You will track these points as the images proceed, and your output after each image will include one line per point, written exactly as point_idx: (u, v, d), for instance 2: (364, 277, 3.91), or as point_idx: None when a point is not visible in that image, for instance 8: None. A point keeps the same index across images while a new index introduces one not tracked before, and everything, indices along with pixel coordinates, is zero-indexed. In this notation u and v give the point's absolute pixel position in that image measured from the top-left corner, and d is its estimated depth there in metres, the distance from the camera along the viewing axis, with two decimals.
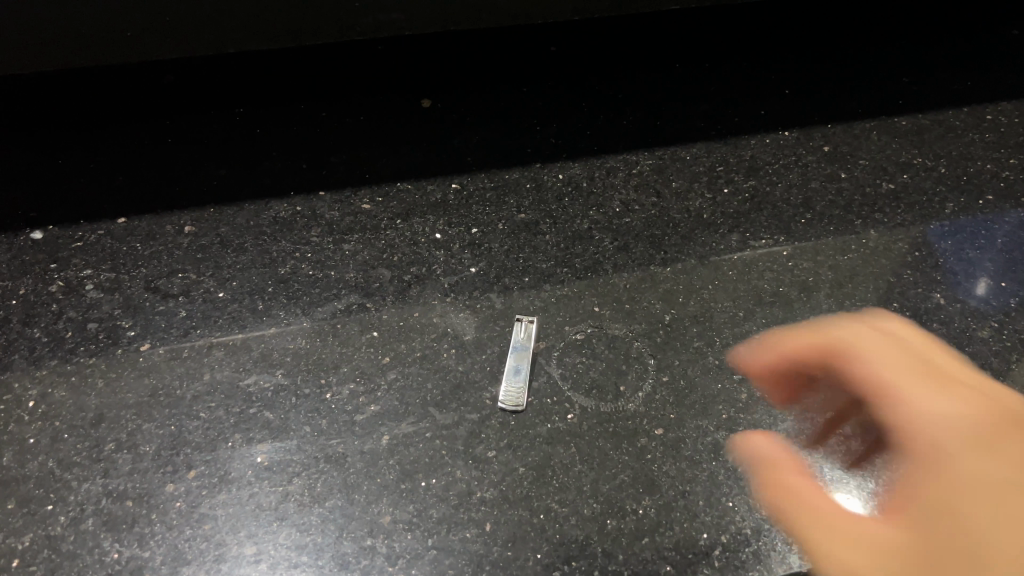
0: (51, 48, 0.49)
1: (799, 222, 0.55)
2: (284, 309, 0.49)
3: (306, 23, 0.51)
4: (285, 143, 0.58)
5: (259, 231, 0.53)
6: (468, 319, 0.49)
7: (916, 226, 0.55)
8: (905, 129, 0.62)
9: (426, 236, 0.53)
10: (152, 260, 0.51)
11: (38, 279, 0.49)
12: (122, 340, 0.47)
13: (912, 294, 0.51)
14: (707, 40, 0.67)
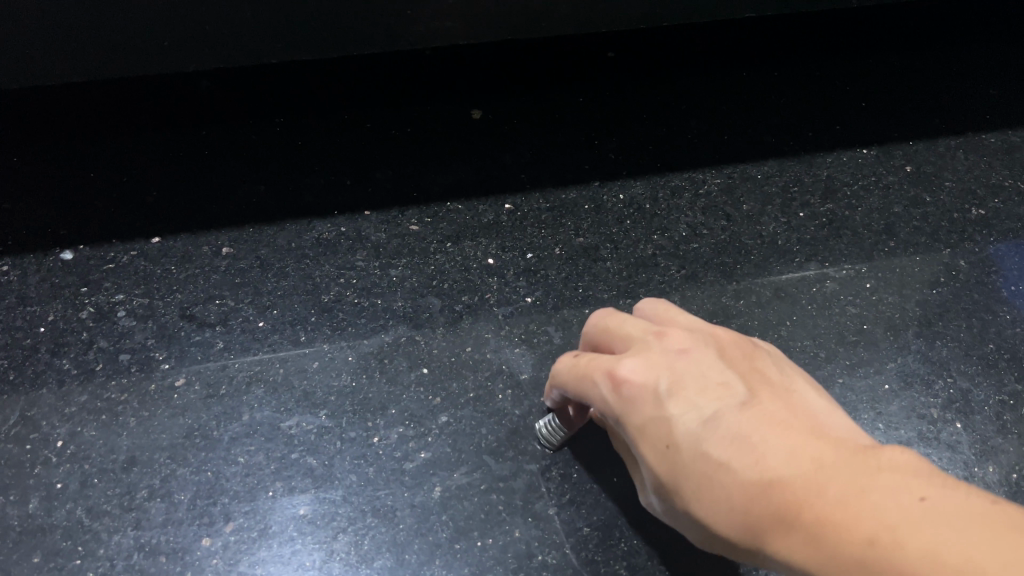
0: (84, 56, 0.45)
1: (881, 251, 0.51)
2: (328, 341, 0.46)
3: (356, 30, 0.47)
4: (328, 157, 0.54)
5: (301, 254, 0.49)
6: (524, 355, 0.45)
7: (1010, 258, 0.51)
8: (994, 147, 0.57)
9: (478, 261, 0.50)
10: (187, 285, 0.47)
11: (67, 304, 0.46)
12: (156, 373, 0.44)
13: (1010, 334, 0.47)
14: (778, 46, 0.62)
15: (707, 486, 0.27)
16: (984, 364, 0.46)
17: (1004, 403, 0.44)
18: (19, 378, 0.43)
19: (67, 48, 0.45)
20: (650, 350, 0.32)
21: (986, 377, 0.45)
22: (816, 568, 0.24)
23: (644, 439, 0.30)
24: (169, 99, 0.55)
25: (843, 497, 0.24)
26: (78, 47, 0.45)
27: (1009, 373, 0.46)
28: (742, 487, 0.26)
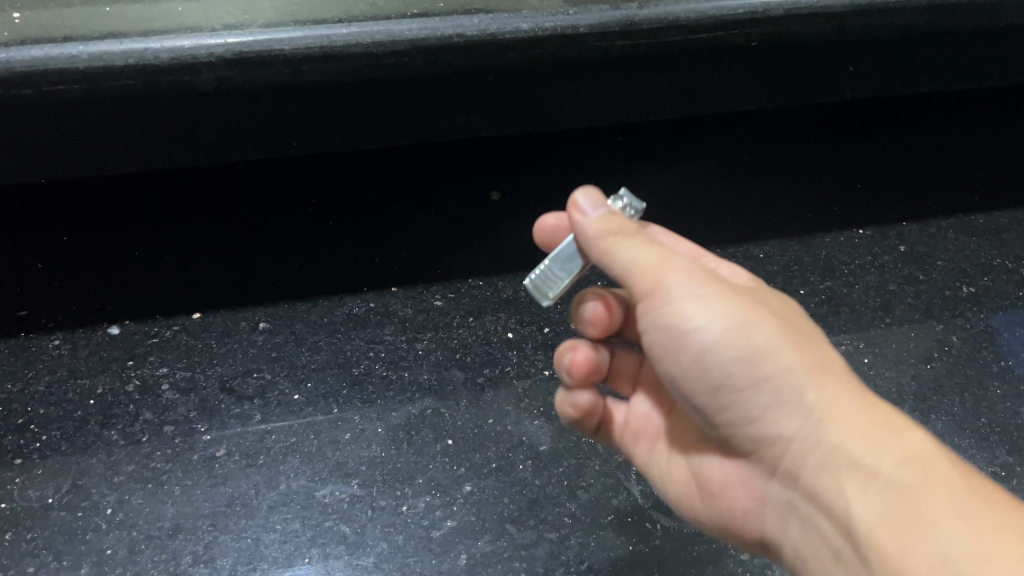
0: (138, 151, 0.49)
1: (878, 326, 0.54)
2: (358, 413, 0.49)
3: (383, 125, 0.52)
4: (357, 237, 0.58)
5: (333, 328, 0.53)
6: (543, 428, 0.48)
7: (1000, 334, 0.54)
8: (983, 228, 0.61)
9: (498, 336, 0.53)
10: (226, 358, 0.51)
11: (115, 378, 0.49)
12: (198, 445, 0.47)
13: (1001, 409, 0.50)
14: (776, 132, 0.67)
15: (812, 352, 0.32)
16: (977, 438, 0.49)
17: (997, 474, 0.47)
18: (71, 448, 0.46)
19: (125, 144, 0.49)
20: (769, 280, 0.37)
21: (979, 450, 0.48)
22: (925, 462, 0.29)
23: (763, 300, 0.34)
24: (209, 183, 0.60)
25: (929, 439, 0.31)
26: (136, 144, 0.49)
27: (1000, 446, 0.48)
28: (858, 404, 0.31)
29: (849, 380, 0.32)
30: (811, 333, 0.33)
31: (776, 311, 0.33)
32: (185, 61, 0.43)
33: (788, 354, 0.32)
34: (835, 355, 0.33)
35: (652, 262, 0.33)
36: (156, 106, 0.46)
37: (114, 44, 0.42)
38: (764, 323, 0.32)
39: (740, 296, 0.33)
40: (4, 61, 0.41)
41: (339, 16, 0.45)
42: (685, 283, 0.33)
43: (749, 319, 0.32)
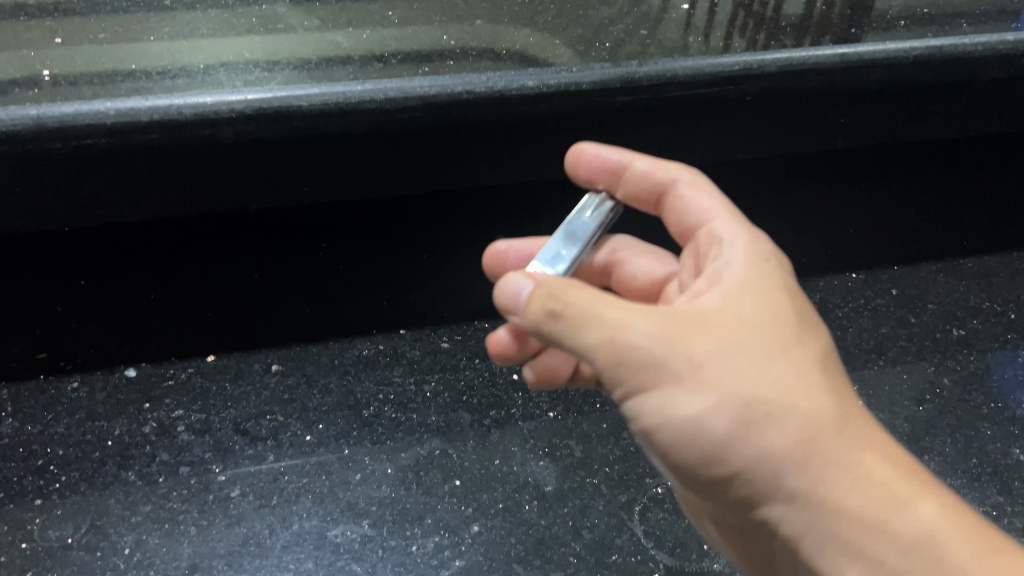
0: (155, 199, 0.50)
1: (871, 368, 0.56)
2: (369, 454, 0.50)
3: (394, 172, 0.53)
4: (366, 278, 0.59)
5: (343, 370, 0.54)
6: (548, 468, 0.50)
7: (990, 375, 0.56)
8: (969, 271, 0.63)
9: (504, 377, 0.55)
10: (240, 401, 0.52)
11: (132, 420, 0.51)
12: (213, 486, 0.48)
13: (992, 449, 0.52)
14: None
15: (797, 416, 0.32)
16: (969, 477, 0.50)
17: (989, 514, 0.48)
18: (89, 488, 0.47)
19: (141, 193, 0.49)
20: (759, 278, 0.35)
21: (972, 489, 0.49)
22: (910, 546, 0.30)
23: (747, 350, 0.32)
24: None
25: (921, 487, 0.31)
26: (153, 194, 0.50)
27: (992, 486, 0.50)
28: (840, 480, 0.31)
29: (837, 437, 0.32)
30: (797, 380, 0.32)
31: (761, 362, 0.32)
32: (206, 115, 0.45)
33: (772, 428, 0.31)
34: (823, 403, 0.32)
35: (626, 353, 0.32)
36: (176, 157, 0.47)
37: (139, 101, 0.45)
38: (744, 394, 0.32)
39: (720, 361, 0.32)
40: (35, 117, 0.43)
41: (354, 75, 0.49)
42: (665, 374, 0.32)
43: (727, 394, 0.31)
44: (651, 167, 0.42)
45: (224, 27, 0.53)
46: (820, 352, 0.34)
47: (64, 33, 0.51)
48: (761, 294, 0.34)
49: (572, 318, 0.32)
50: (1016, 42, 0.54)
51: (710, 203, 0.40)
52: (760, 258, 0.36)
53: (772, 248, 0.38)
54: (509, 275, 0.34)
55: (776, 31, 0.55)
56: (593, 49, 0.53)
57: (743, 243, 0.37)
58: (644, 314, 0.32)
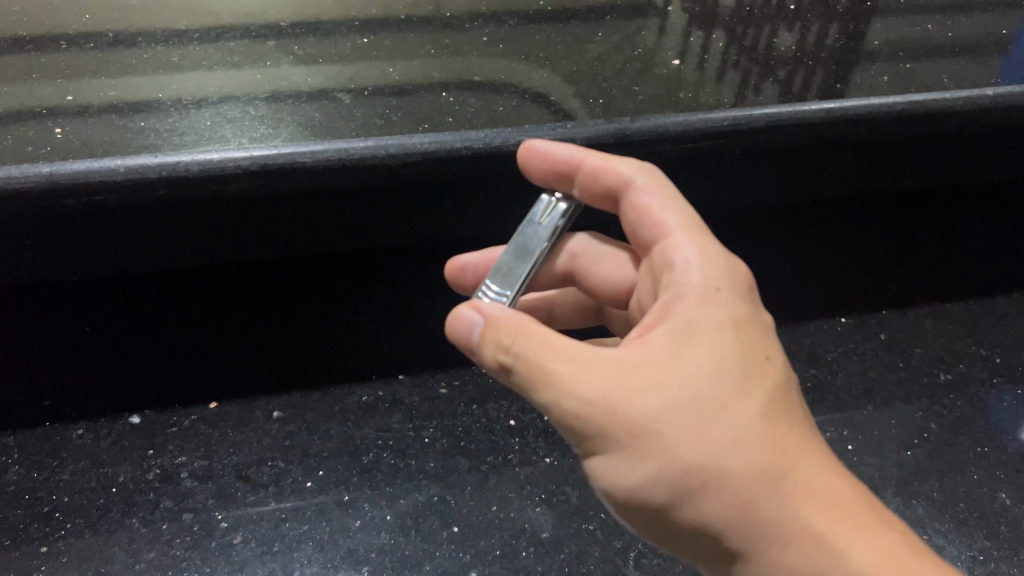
0: (163, 248, 0.52)
1: (860, 412, 0.57)
2: (368, 501, 0.51)
3: (395, 223, 0.54)
4: (366, 327, 0.61)
5: (343, 417, 0.56)
6: (545, 514, 0.51)
7: (977, 420, 0.57)
8: (957, 315, 0.65)
9: (501, 423, 0.56)
10: (242, 447, 0.53)
11: (136, 466, 0.52)
12: (216, 532, 0.49)
13: (978, 494, 0.53)
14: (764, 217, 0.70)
15: (734, 480, 0.33)
16: (956, 522, 0.51)
17: (976, 559, 0.49)
18: (94, 535, 0.48)
19: (150, 245, 0.51)
20: (707, 318, 0.36)
21: (959, 534, 0.51)
22: None
23: (689, 412, 0.33)
24: (228, 275, 0.62)
25: (856, 533, 0.33)
26: (161, 245, 0.51)
27: (978, 531, 0.51)
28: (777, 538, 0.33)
29: (773, 497, 0.33)
30: (737, 438, 0.33)
31: (700, 424, 0.33)
32: (212, 172, 0.45)
33: (711, 495, 0.33)
34: (761, 461, 0.33)
35: (569, 418, 0.34)
36: (183, 214, 0.49)
37: (149, 158, 0.45)
38: (683, 460, 0.33)
39: (660, 429, 0.33)
40: (48, 175, 0.43)
41: (356, 130, 0.48)
42: (609, 441, 0.34)
43: (667, 462, 0.33)
44: (601, 164, 0.43)
45: (225, 64, 0.52)
46: (765, 398, 0.35)
47: (68, 73, 0.50)
48: (706, 338, 0.35)
49: (521, 376, 0.35)
50: (996, 98, 0.54)
51: (671, 215, 0.41)
52: (709, 290, 0.37)
53: (724, 270, 0.38)
54: (461, 308, 0.38)
55: (766, 74, 0.55)
56: (588, 102, 0.52)
57: (697, 273, 0.38)
58: (585, 378, 0.34)
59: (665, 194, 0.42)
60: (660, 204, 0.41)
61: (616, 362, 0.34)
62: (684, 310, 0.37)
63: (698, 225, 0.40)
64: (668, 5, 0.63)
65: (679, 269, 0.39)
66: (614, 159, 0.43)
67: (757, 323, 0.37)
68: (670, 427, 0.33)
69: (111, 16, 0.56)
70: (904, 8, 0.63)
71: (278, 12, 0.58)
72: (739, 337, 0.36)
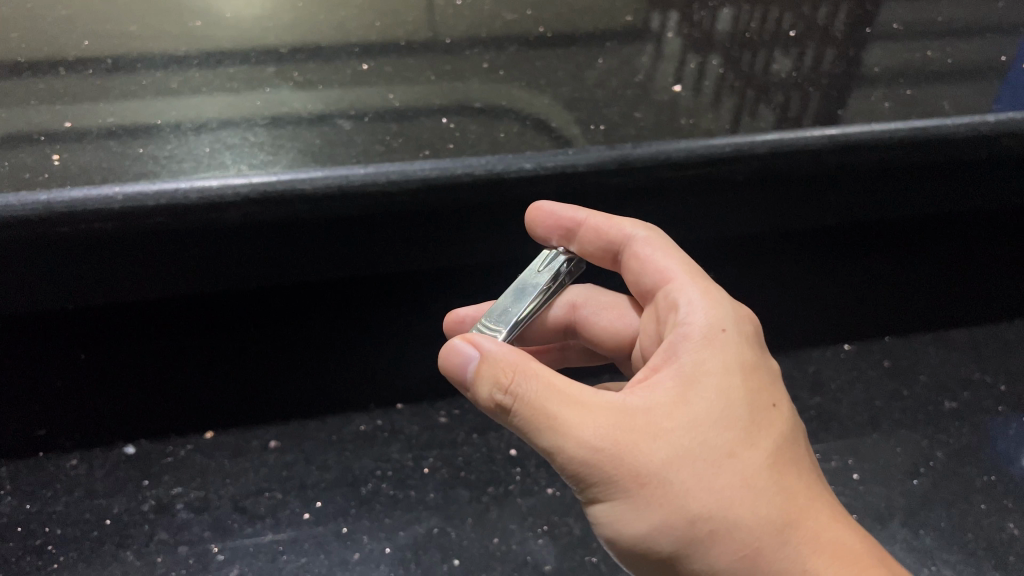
0: (158, 279, 0.51)
1: (865, 441, 0.57)
2: (368, 533, 0.50)
3: (395, 249, 0.54)
4: (366, 355, 0.61)
5: (342, 447, 0.55)
6: (547, 547, 0.50)
7: (983, 448, 0.57)
8: (960, 342, 0.64)
9: (502, 453, 0.55)
10: (239, 478, 0.52)
11: (131, 498, 0.51)
12: (212, 565, 0.48)
13: (987, 523, 0.52)
14: (763, 249, 0.70)
15: (742, 528, 0.33)
16: (965, 553, 0.50)
17: None
18: (87, 568, 0.47)
19: (147, 276, 0.51)
20: (713, 361, 0.36)
21: (969, 565, 0.50)
22: None
23: (696, 458, 0.33)
24: (225, 310, 0.62)
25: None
26: (159, 279, 0.51)
27: (988, 561, 0.50)
28: None
29: (783, 547, 0.33)
30: (746, 485, 0.33)
31: (708, 470, 0.33)
32: (212, 200, 0.45)
33: (718, 544, 0.33)
34: (769, 508, 0.33)
35: (573, 463, 0.33)
36: (180, 244, 0.48)
37: (148, 185, 0.44)
38: (689, 508, 0.33)
39: (668, 476, 0.33)
40: (45, 203, 0.43)
41: (356, 156, 0.48)
42: (613, 488, 0.33)
43: (675, 510, 0.33)
44: (604, 222, 0.45)
45: (223, 90, 0.52)
46: (772, 445, 0.35)
47: (67, 99, 0.50)
48: (712, 382, 0.35)
49: (522, 417, 0.34)
50: (997, 124, 0.53)
51: (673, 264, 0.43)
52: (715, 333, 0.38)
53: (728, 315, 0.39)
54: (455, 341, 0.36)
55: (762, 97, 0.55)
56: (588, 129, 0.52)
57: (702, 317, 0.38)
58: (591, 422, 0.33)
59: (665, 247, 0.44)
60: (661, 256, 0.43)
61: (621, 407, 0.34)
62: (689, 353, 0.37)
63: (699, 273, 0.42)
64: (666, 30, 0.62)
65: (683, 311, 0.39)
66: (614, 220, 0.46)
67: (762, 367, 0.37)
68: (677, 473, 0.33)
69: (111, 41, 0.56)
70: (902, 33, 0.63)
71: (278, 36, 0.58)
72: (743, 381, 0.36)
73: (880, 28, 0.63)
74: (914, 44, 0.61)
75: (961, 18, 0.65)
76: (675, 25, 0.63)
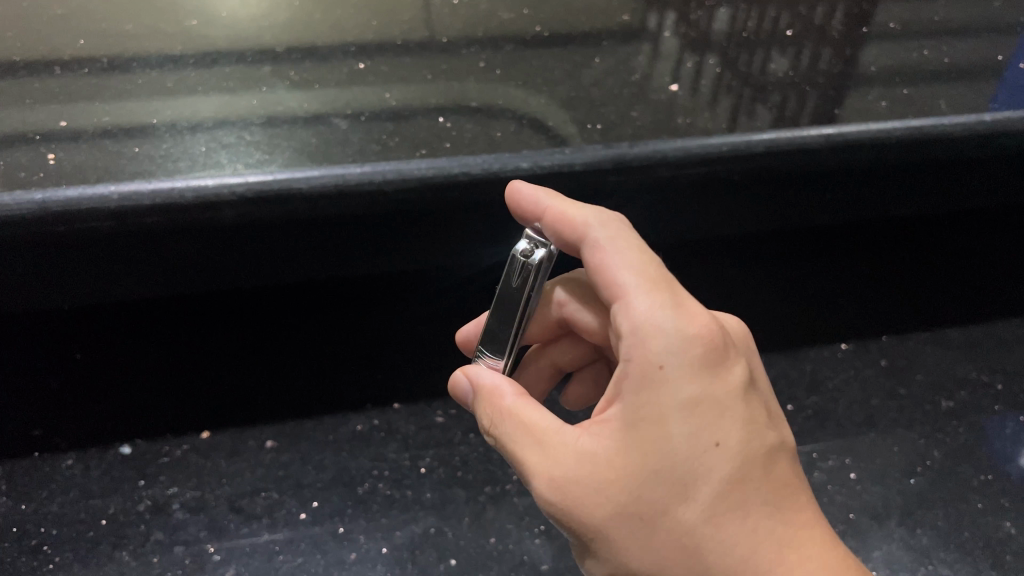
0: (153, 278, 0.51)
1: (862, 440, 0.57)
2: (365, 533, 0.50)
3: (390, 248, 0.54)
4: (361, 355, 0.61)
5: (339, 446, 0.55)
6: (544, 547, 0.50)
7: (979, 447, 0.57)
8: (957, 341, 0.64)
9: (498, 452, 0.55)
10: (235, 478, 0.52)
11: (126, 498, 0.51)
12: (208, 565, 0.48)
13: (984, 522, 0.52)
14: (758, 251, 0.71)
15: None
16: (962, 552, 0.50)
17: None
18: (83, 569, 0.47)
19: (142, 275, 0.51)
20: (651, 408, 0.34)
21: (965, 564, 0.50)
22: None
23: (630, 518, 0.34)
24: (220, 312, 0.62)
25: None
26: (153, 278, 0.51)
27: (984, 560, 0.50)
28: None
29: None
30: (681, 545, 0.34)
31: (642, 532, 0.34)
32: (207, 199, 0.45)
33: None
34: (707, 566, 0.33)
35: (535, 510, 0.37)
36: (176, 243, 0.48)
37: (143, 184, 0.44)
38: (629, 562, 0.34)
39: (605, 534, 0.34)
40: (40, 202, 0.43)
41: (352, 156, 0.48)
42: (567, 535, 0.36)
43: (616, 564, 0.35)
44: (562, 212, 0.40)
45: (219, 89, 0.52)
46: (712, 497, 0.34)
47: (63, 98, 0.50)
48: (648, 435, 0.34)
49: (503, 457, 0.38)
50: (993, 123, 0.53)
51: (625, 275, 0.36)
52: (650, 373, 0.34)
53: (677, 343, 0.34)
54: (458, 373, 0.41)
55: (759, 96, 0.55)
56: (585, 128, 0.52)
57: (640, 352, 0.35)
58: (536, 480, 0.35)
59: (626, 248, 0.38)
60: (617, 261, 0.37)
61: (563, 463, 0.35)
62: (628, 398, 0.35)
63: (660, 282, 0.36)
64: (662, 30, 0.62)
65: (626, 341, 0.35)
66: (576, 208, 0.40)
67: (715, 400, 0.34)
68: (614, 531, 0.34)
69: (107, 40, 0.56)
70: (899, 33, 0.63)
71: (274, 36, 0.58)
72: (682, 427, 0.34)
73: (877, 28, 0.63)
74: (911, 43, 0.61)
75: (958, 18, 0.65)
76: (672, 25, 0.63)
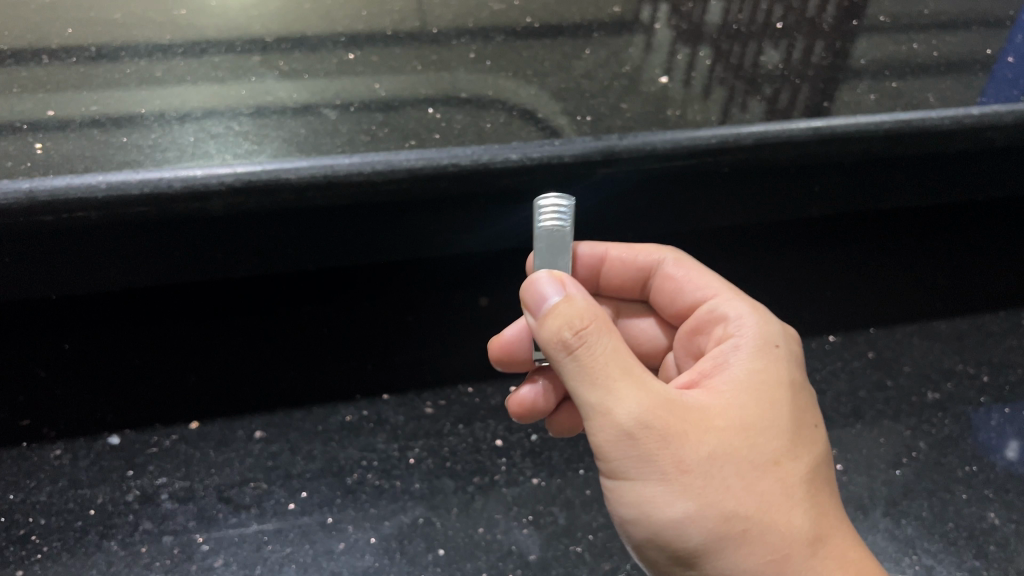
0: (142, 267, 0.51)
1: (849, 432, 0.57)
2: (353, 523, 0.50)
3: (380, 238, 0.54)
4: (352, 345, 0.61)
5: (327, 436, 0.55)
6: (532, 536, 0.50)
7: (965, 439, 0.57)
8: (944, 333, 0.64)
9: (487, 443, 0.55)
10: (224, 467, 0.52)
11: (115, 487, 0.51)
12: (196, 555, 0.48)
13: (968, 512, 0.53)
14: (748, 242, 0.71)
15: (772, 530, 0.36)
16: (946, 542, 0.51)
17: None
18: (71, 559, 0.47)
19: (132, 264, 0.51)
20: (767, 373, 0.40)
21: (949, 553, 0.50)
22: None
23: (743, 460, 0.36)
24: (211, 301, 0.62)
25: None
26: (143, 268, 0.51)
27: (968, 550, 0.51)
28: None
29: (810, 555, 0.36)
30: (784, 493, 0.37)
31: (752, 473, 0.36)
32: (195, 189, 0.45)
33: (747, 541, 0.36)
34: (801, 520, 0.36)
35: (618, 435, 0.35)
36: (164, 233, 0.48)
37: (131, 174, 0.44)
38: (729, 503, 0.36)
39: (714, 470, 0.36)
40: (27, 191, 0.42)
41: (342, 146, 0.47)
42: (653, 468, 0.36)
43: (712, 503, 0.36)
44: (627, 254, 0.50)
45: (208, 79, 0.51)
46: (810, 460, 0.38)
47: (50, 87, 0.50)
48: (764, 392, 0.39)
49: (580, 366, 0.36)
50: (982, 117, 0.54)
51: (713, 283, 0.47)
52: (768, 347, 0.41)
53: (780, 334, 0.42)
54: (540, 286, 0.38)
55: (751, 89, 0.55)
56: (575, 119, 0.52)
57: (753, 331, 0.42)
58: (638, 401, 0.35)
59: (694, 270, 0.48)
60: (695, 276, 0.47)
61: (672, 398, 0.37)
62: (740, 363, 0.40)
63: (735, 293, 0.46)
64: (654, 22, 0.62)
65: (734, 324, 0.43)
66: (640, 247, 0.50)
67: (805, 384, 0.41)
68: (724, 468, 0.36)
69: (94, 29, 0.55)
70: (889, 26, 0.63)
71: (263, 26, 0.57)
72: (787, 396, 0.39)
73: (867, 21, 0.63)
74: (901, 36, 0.61)
75: (948, 12, 0.65)
76: (664, 16, 0.63)
